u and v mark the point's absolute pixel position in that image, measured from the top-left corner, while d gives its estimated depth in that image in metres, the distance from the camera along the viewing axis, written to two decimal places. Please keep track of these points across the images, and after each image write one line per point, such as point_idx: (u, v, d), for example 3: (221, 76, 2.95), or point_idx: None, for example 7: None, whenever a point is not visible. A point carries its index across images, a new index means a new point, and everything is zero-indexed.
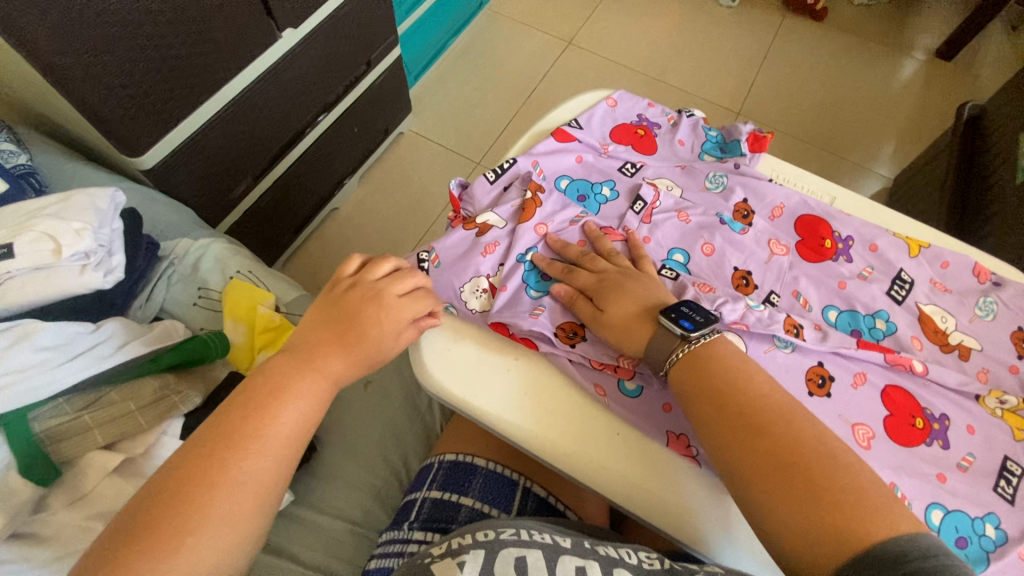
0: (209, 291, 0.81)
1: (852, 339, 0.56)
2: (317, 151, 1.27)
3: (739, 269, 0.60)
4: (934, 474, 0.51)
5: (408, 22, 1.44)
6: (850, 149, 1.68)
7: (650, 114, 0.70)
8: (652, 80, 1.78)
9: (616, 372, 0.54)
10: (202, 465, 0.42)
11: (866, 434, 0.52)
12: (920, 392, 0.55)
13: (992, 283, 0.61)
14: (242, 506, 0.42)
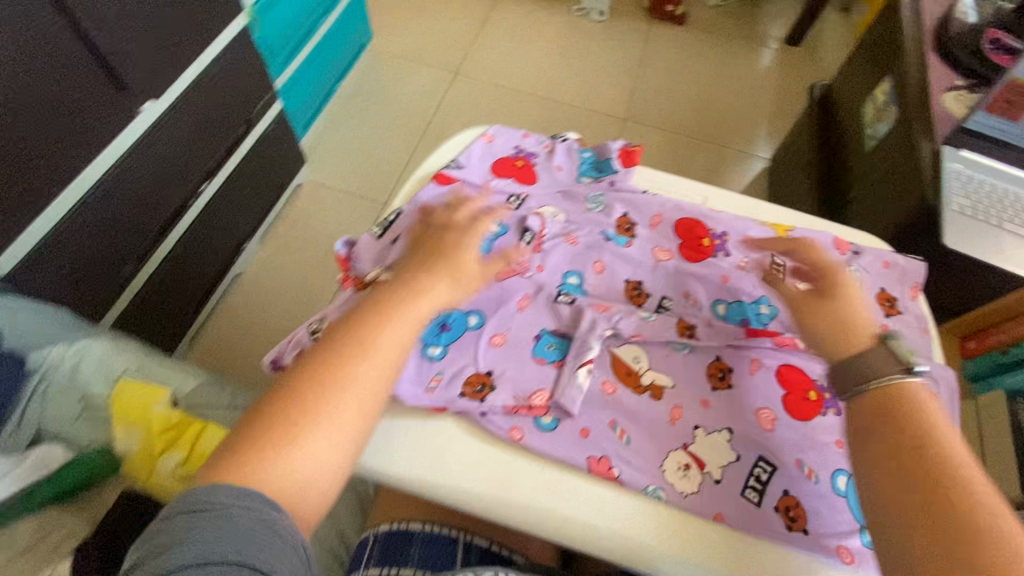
0: (93, 399, 0.73)
1: (739, 329, 0.60)
2: (207, 219, 1.20)
3: (630, 281, 0.63)
4: (833, 442, 0.54)
5: (285, 75, 1.42)
6: (730, 137, 1.82)
7: (526, 145, 0.72)
8: (542, 98, 1.84)
9: (532, 412, 0.53)
10: (313, 379, 0.40)
11: (769, 417, 0.55)
12: (810, 366, 0.58)
13: (852, 252, 0.67)
14: (351, 416, 0.40)
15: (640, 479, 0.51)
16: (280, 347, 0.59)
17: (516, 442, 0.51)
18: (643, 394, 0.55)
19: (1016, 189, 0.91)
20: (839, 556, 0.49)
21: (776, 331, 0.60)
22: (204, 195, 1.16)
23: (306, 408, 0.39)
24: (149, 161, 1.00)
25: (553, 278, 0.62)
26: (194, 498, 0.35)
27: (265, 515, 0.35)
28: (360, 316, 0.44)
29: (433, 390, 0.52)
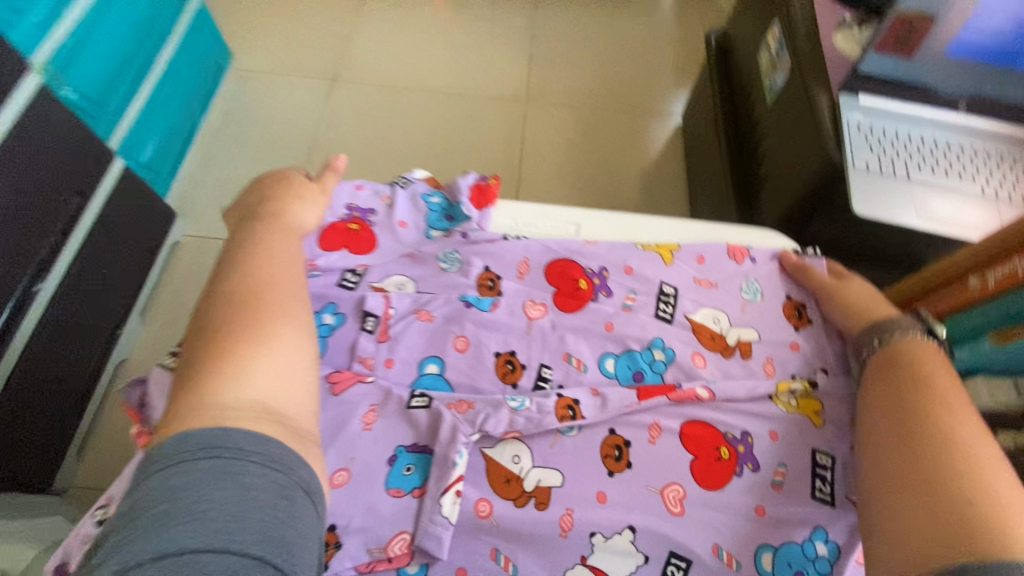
0: None
1: (632, 391, 0.50)
2: (60, 323, 0.96)
3: (500, 354, 0.52)
4: (751, 509, 0.46)
5: (124, 127, 1.22)
6: (639, 98, 1.71)
7: (361, 200, 0.59)
8: (435, 92, 1.69)
9: (392, 564, 0.43)
10: (251, 299, 0.40)
11: (677, 495, 0.47)
12: (716, 417, 0.50)
13: (749, 260, 0.60)
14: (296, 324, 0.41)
15: None
16: (64, 547, 0.45)
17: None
18: (526, 504, 0.45)
19: (921, 128, 0.84)
20: None
21: (674, 381, 0.52)
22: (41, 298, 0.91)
23: (244, 322, 0.39)
24: None
25: (406, 371, 0.51)
26: (211, 445, 0.32)
27: (289, 476, 0.33)
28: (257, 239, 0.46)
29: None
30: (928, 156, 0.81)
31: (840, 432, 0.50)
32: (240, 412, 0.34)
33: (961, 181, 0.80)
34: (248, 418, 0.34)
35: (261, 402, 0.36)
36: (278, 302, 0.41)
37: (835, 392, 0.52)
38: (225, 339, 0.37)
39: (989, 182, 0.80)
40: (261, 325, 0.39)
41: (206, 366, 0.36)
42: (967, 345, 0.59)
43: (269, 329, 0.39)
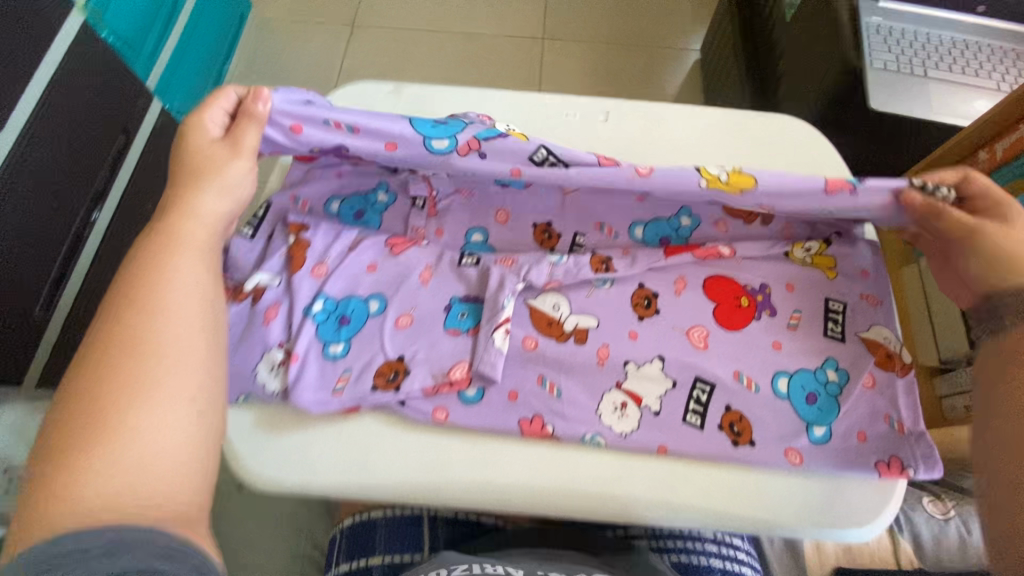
0: (13, 469, 0.68)
1: (660, 250, 0.56)
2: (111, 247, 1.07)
3: (538, 223, 0.57)
4: (769, 344, 0.52)
5: (159, 68, 1.25)
6: (653, 36, 1.70)
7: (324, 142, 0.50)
8: (451, 34, 1.70)
9: (453, 388, 0.49)
10: (112, 348, 0.33)
11: (701, 334, 0.53)
12: (736, 272, 0.55)
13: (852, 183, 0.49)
14: (183, 367, 0.33)
15: (576, 429, 0.48)
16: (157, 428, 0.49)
17: (443, 423, 0.48)
18: (567, 341, 0.52)
19: (940, 31, 0.85)
20: (787, 459, 0.48)
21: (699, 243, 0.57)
22: (98, 224, 1.03)
23: (114, 390, 0.31)
24: None
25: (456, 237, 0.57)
26: (52, 551, 0.27)
27: (143, 552, 0.28)
28: (128, 266, 0.36)
29: (341, 391, 0.48)
30: (944, 55, 0.83)
31: (854, 285, 0.55)
32: (91, 508, 0.29)
33: (975, 78, 0.82)
34: (92, 512, 0.29)
35: (112, 497, 0.29)
36: (146, 354, 0.33)
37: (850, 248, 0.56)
38: (80, 408, 0.31)
39: (1003, 78, 0.82)
40: (135, 395, 0.31)
41: (64, 436, 0.30)
42: None
43: (129, 395, 0.31)
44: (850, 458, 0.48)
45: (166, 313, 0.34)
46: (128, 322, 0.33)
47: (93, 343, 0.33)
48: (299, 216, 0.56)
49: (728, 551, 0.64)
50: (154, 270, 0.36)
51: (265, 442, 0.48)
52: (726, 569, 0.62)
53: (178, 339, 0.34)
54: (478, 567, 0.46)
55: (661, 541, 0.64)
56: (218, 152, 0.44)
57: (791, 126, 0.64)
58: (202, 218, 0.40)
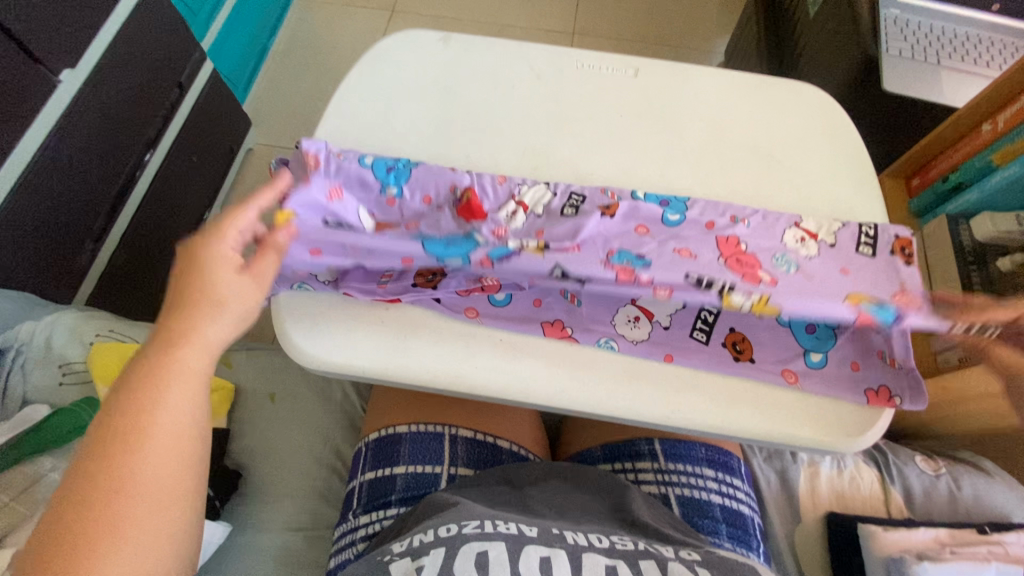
0: (73, 365, 0.75)
1: (682, 222, 0.57)
2: (158, 195, 1.17)
3: (570, 190, 0.59)
4: None
5: (213, 31, 1.32)
6: (683, 37, 1.75)
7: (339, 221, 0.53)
8: (485, 23, 1.74)
9: (485, 290, 0.54)
10: (101, 488, 0.36)
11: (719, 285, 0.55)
12: (753, 237, 0.56)
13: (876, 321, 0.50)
14: (165, 502, 0.38)
15: (592, 334, 0.54)
16: None
17: (474, 320, 0.55)
18: None
19: (954, 25, 0.90)
20: (784, 378, 0.53)
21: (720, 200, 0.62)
22: (149, 168, 1.13)
23: (95, 533, 0.35)
24: (83, 138, 0.97)
25: (491, 202, 0.57)
26: None
27: None
28: (123, 398, 0.39)
29: (384, 284, 0.55)
30: (959, 48, 0.87)
31: (894, 267, 0.55)
32: None
33: (989, 70, 0.86)
34: None
35: None
36: (130, 496, 0.36)
37: (879, 233, 0.57)
38: (67, 542, 0.34)
39: None
40: (113, 542, 0.35)
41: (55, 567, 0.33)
42: (976, 187, 0.68)
43: (114, 536, 0.35)
44: (843, 379, 0.53)
45: (146, 455, 0.38)
46: (112, 467, 0.37)
47: (78, 480, 0.36)
48: (333, 170, 0.57)
49: (728, 489, 0.66)
50: (149, 407, 0.39)
51: (314, 325, 0.54)
52: (725, 506, 0.65)
53: (154, 478, 0.38)
54: (490, 524, 0.50)
55: (666, 475, 0.66)
56: (245, 288, 0.46)
57: (809, 93, 0.69)
58: (210, 348, 0.43)
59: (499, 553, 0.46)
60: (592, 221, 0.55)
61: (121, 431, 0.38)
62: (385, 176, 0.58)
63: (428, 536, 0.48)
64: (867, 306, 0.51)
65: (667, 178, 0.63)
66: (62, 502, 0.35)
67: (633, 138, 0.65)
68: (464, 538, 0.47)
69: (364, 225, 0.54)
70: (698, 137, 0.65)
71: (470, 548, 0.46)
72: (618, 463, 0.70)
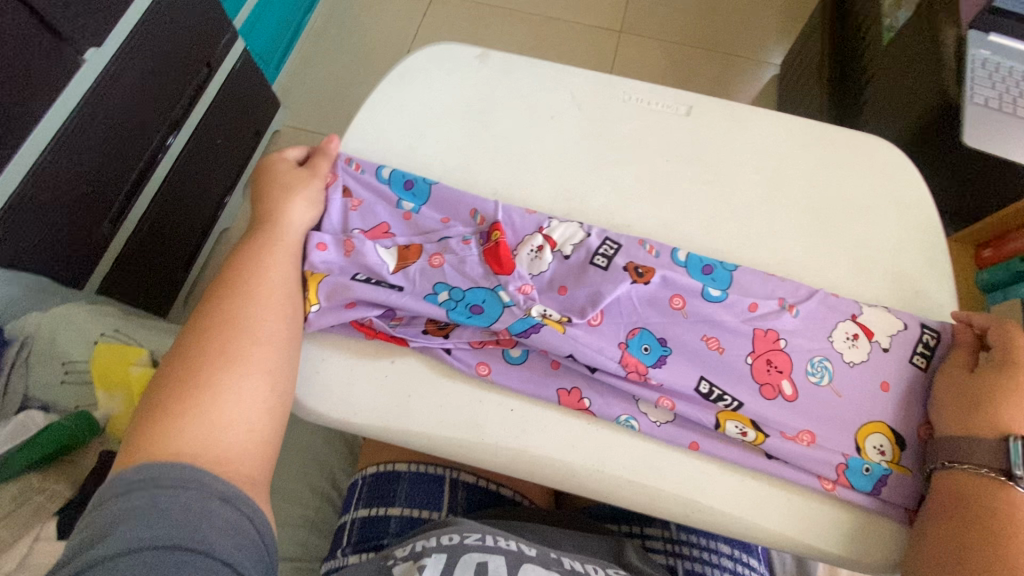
0: (75, 363, 0.74)
1: (732, 303, 0.53)
2: (179, 176, 1.14)
3: (607, 237, 0.55)
4: (827, 389, 0.51)
5: (246, 9, 1.27)
6: (736, 46, 1.63)
7: (359, 262, 0.51)
8: (528, 15, 1.64)
9: (499, 344, 0.51)
10: (218, 327, 0.45)
11: (764, 373, 0.51)
12: (798, 327, 0.53)
13: (878, 467, 0.49)
14: (270, 337, 0.46)
15: (612, 409, 0.50)
16: None
17: (485, 377, 0.50)
18: (624, 329, 0.52)
19: None
20: (820, 483, 0.48)
21: (769, 273, 0.56)
22: (172, 149, 1.10)
23: (219, 358, 0.44)
24: (106, 118, 0.94)
25: (519, 237, 0.55)
26: (175, 484, 0.37)
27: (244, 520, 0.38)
28: (235, 265, 0.50)
29: (396, 322, 0.51)
30: None
31: None
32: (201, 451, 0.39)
33: None
34: (197, 458, 0.39)
35: (222, 438, 0.41)
36: (241, 337, 0.45)
37: (939, 347, 0.53)
38: (193, 365, 0.43)
39: None
40: (227, 365, 0.44)
41: (186, 387, 0.42)
42: None
43: (227, 364, 0.44)
44: (874, 492, 0.48)
45: (253, 302, 0.47)
46: (231, 310, 0.46)
47: (207, 321, 0.46)
48: (353, 182, 0.56)
49: (743, 569, 0.60)
50: (253, 272, 0.49)
51: (314, 363, 0.50)
52: None
53: (260, 323, 0.46)
54: (493, 537, 0.47)
55: (677, 546, 0.60)
56: (299, 175, 0.55)
57: (884, 150, 0.61)
58: (290, 220, 0.52)
59: (498, 566, 0.44)
60: (618, 289, 0.52)
61: (237, 283, 0.48)
62: (402, 194, 0.56)
63: (431, 541, 0.46)
64: (847, 469, 0.49)
65: (714, 238, 0.57)
66: (189, 340, 0.45)
67: (680, 188, 0.59)
68: (465, 547, 0.45)
69: (391, 272, 0.52)
70: (752, 192, 0.59)
71: (471, 558, 0.45)
72: (630, 525, 0.63)
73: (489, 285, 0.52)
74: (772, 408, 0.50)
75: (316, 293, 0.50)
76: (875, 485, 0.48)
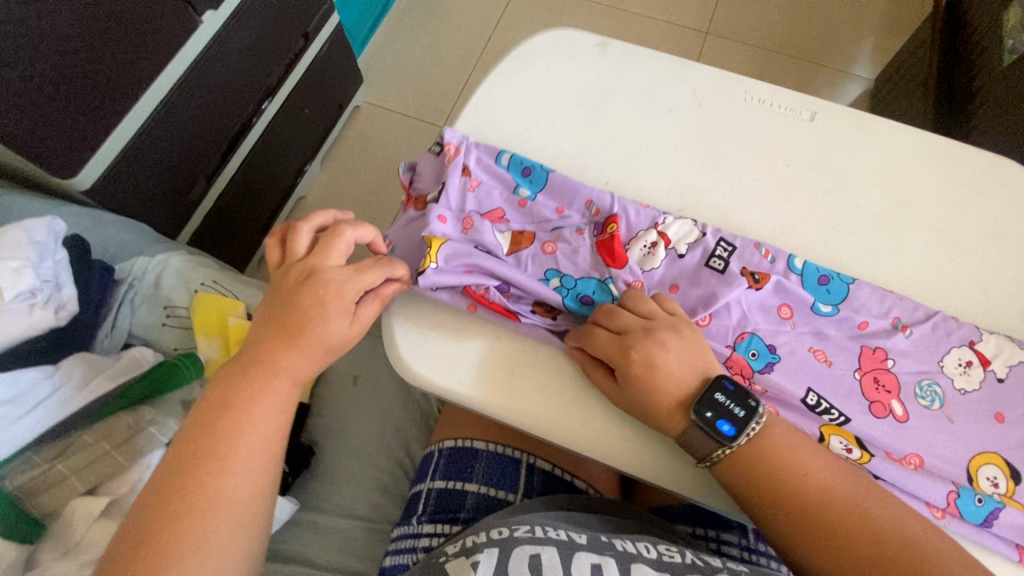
0: (176, 309, 0.78)
1: (840, 315, 0.51)
2: (268, 141, 1.18)
3: (722, 239, 0.54)
4: (940, 413, 0.48)
5: None
6: (828, 54, 1.56)
7: (477, 241, 0.52)
8: (612, 9, 1.62)
9: None
10: (205, 445, 0.44)
11: (876, 392, 0.49)
12: (909, 347, 0.50)
13: (993, 502, 0.46)
14: (254, 467, 0.45)
15: None
16: None
17: None
18: (734, 332, 0.50)
19: None
20: (928, 510, 0.46)
21: (883, 287, 0.54)
22: (265, 115, 1.13)
23: (173, 536, 0.41)
24: (213, 80, 0.98)
25: (632, 230, 0.54)
26: None
27: None
28: (208, 416, 0.45)
29: (507, 296, 0.52)
30: None
31: None
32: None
33: None
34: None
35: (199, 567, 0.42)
36: (224, 458, 0.44)
37: None
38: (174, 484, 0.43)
39: None
40: (210, 494, 0.43)
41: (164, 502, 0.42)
42: None
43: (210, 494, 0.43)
44: (985, 525, 0.45)
45: (248, 429, 0.45)
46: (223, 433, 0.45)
47: (165, 488, 0.43)
48: (473, 162, 0.57)
49: None
50: (233, 434, 0.45)
51: (422, 335, 0.52)
52: None
53: (249, 452, 0.45)
54: (541, 528, 0.48)
55: (751, 554, 0.57)
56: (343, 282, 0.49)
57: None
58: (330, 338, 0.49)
59: (551, 558, 0.44)
60: (731, 293, 0.51)
61: (238, 399, 0.46)
62: (520, 179, 0.57)
63: (481, 537, 0.47)
64: (959, 500, 0.46)
65: (830, 249, 0.55)
66: (176, 467, 0.44)
67: (798, 196, 0.57)
68: (516, 541, 0.45)
69: (504, 253, 0.53)
70: (876, 207, 0.57)
71: (523, 551, 0.44)
72: (701, 526, 0.59)
73: (599, 276, 0.52)
74: (882, 428, 0.48)
75: (435, 252, 0.51)
76: (989, 517, 0.45)
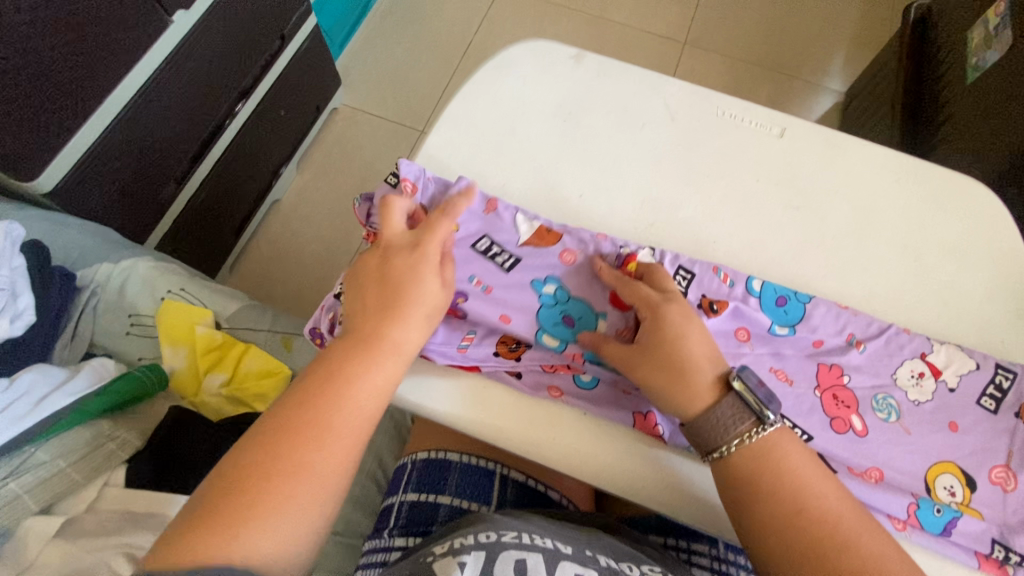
0: (141, 317, 0.76)
1: (796, 335, 0.52)
2: (242, 144, 1.16)
3: (680, 268, 0.54)
4: (898, 426, 0.49)
5: None
6: (801, 65, 1.59)
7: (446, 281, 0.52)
8: (593, 17, 1.63)
9: (570, 370, 0.51)
10: (306, 405, 0.43)
11: (834, 410, 0.50)
12: (863, 364, 0.51)
13: (951, 512, 0.47)
14: (346, 438, 0.43)
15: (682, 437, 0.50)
16: (315, 316, 0.55)
17: (557, 399, 0.51)
18: None
19: None
20: (889, 522, 0.47)
21: (846, 303, 0.55)
22: (238, 117, 1.11)
23: (260, 491, 0.40)
24: (184, 80, 0.96)
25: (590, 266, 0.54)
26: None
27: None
28: (316, 385, 0.44)
29: (465, 348, 0.51)
30: None
31: (1015, 429, 0.49)
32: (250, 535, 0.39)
33: None
34: (243, 540, 0.38)
35: (267, 529, 0.39)
36: (321, 420, 0.42)
37: (1014, 389, 0.51)
38: (275, 437, 0.42)
39: None
40: (298, 455, 0.41)
41: (260, 451, 0.41)
42: None
43: (303, 457, 0.41)
44: (943, 534, 0.47)
45: (350, 393, 0.44)
46: (324, 395, 0.43)
47: (264, 437, 0.42)
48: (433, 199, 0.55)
49: None
50: (326, 405, 0.43)
51: None
52: None
53: (342, 420, 0.43)
54: (527, 534, 0.47)
55: (722, 564, 0.57)
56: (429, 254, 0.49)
57: (981, 193, 0.60)
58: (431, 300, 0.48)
59: (537, 564, 0.44)
60: None
61: (349, 363, 0.45)
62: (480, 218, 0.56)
63: (468, 538, 0.46)
64: (918, 510, 0.47)
65: (798, 265, 0.56)
66: (279, 422, 0.43)
67: (767, 211, 0.58)
68: (503, 546, 0.45)
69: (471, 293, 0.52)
70: (842, 224, 0.58)
71: (508, 557, 0.44)
72: (672, 536, 0.60)
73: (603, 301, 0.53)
74: (842, 443, 0.49)
75: None
76: (946, 527, 0.47)
